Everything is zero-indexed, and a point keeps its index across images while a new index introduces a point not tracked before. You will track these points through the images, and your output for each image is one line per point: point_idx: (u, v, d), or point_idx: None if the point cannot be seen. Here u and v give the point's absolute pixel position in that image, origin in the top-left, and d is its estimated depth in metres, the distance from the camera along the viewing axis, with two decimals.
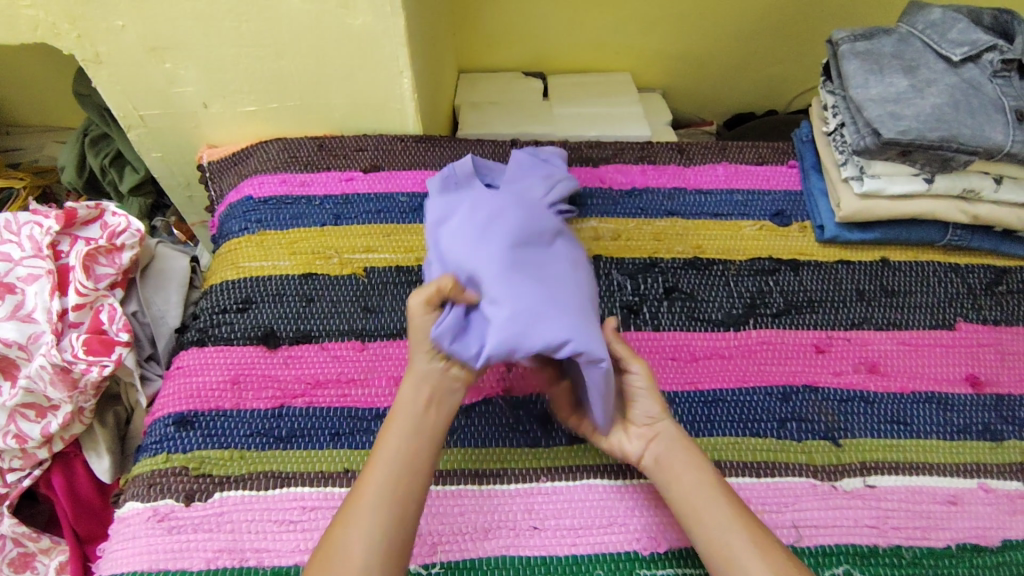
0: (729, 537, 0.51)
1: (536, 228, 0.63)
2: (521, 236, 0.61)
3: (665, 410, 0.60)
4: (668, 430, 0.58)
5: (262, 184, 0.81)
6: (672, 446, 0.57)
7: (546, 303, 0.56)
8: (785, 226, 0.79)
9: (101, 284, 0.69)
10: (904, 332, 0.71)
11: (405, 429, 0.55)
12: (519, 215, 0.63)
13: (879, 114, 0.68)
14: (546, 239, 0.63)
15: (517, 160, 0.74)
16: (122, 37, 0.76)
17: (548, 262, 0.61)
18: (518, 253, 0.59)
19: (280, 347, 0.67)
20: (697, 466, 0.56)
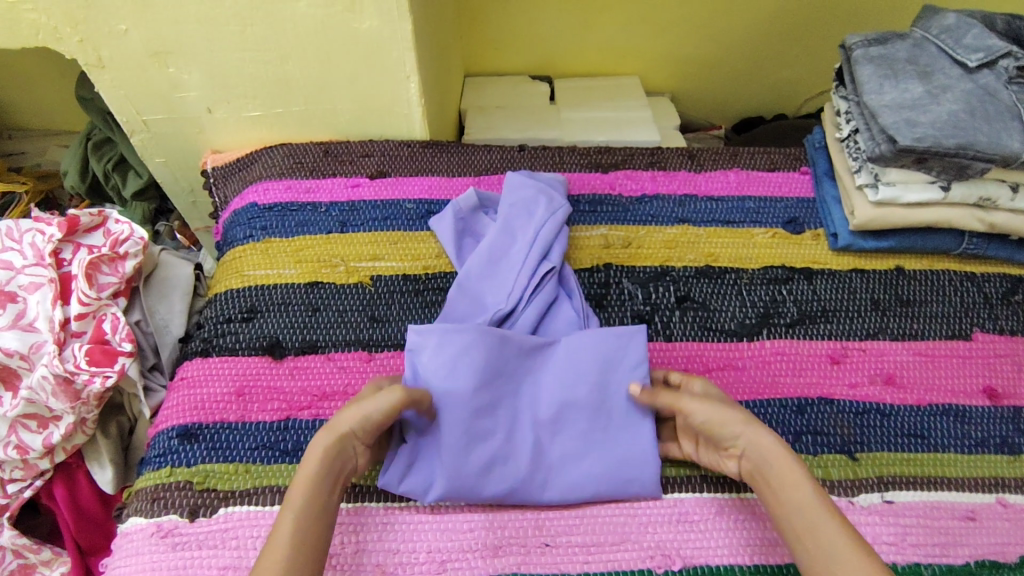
0: (836, 564, 0.46)
1: (506, 358, 0.62)
2: (488, 373, 0.61)
3: (754, 420, 0.55)
4: (759, 441, 0.53)
5: (267, 190, 0.79)
6: (771, 457, 0.52)
7: (506, 452, 0.58)
8: (798, 233, 0.77)
9: (103, 294, 0.67)
10: (920, 343, 0.70)
11: (309, 506, 0.49)
12: (488, 351, 0.61)
13: (894, 121, 0.66)
14: (517, 365, 0.62)
15: (500, 224, 0.73)
16: (126, 41, 0.75)
17: (516, 396, 0.62)
18: (483, 399, 0.60)
19: (286, 357, 0.66)
20: (798, 482, 0.51)
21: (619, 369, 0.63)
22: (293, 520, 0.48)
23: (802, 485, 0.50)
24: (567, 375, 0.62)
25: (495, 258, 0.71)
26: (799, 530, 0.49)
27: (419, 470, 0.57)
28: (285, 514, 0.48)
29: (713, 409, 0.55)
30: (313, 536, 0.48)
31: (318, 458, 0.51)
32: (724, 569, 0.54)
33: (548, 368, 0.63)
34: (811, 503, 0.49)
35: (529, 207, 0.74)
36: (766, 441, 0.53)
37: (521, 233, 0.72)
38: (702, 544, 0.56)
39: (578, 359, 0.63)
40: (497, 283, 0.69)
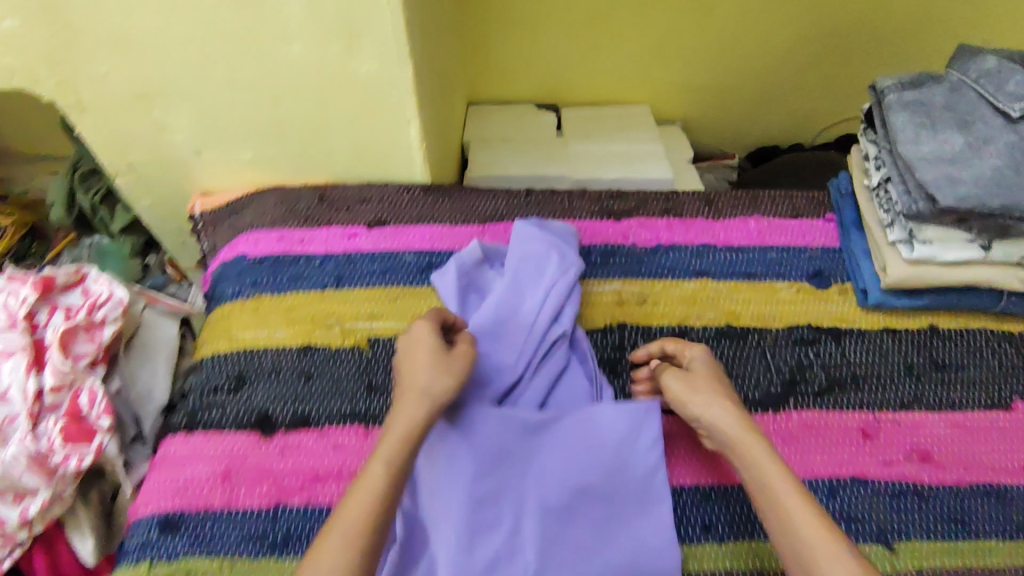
0: (798, 533, 0.47)
1: (511, 440, 0.57)
2: (490, 459, 0.56)
3: (723, 398, 0.56)
4: (723, 419, 0.55)
5: (258, 241, 0.74)
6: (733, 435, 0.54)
7: (510, 548, 0.53)
8: (824, 287, 0.73)
9: (80, 364, 0.63)
10: (958, 414, 0.65)
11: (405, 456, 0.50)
12: (492, 433, 0.57)
13: (933, 176, 0.61)
14: (524, 448, 0.57)
15: (508, 279, 0.68)
16: (107, 84, 0.69)
17: (522, 483, 0.56)
18: (486, 488, 0.55)
19: (276, 434, 0.61)
20: (758, 457, 0.52)
21: (632, 452, 0.58)
22: (384, 468, 0.49)
23: (766, 462, 0.51)
24: (578, 457, 0.57)
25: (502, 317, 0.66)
26: (761, 502, 0.50)
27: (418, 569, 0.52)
28: (376, 463, 0.49)
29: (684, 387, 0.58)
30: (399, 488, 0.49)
31: (416, 417, 0.52)
32: None
33: (557, 447, 0.58)
34: (773, 479, 0.50)
35: (540, 260, 0.69)
36: (731, 419, 0.54)
37: (529, 290, 0.67)
38: None
39: (590, 439, 0.58)
40: (503, 344, 0.64)
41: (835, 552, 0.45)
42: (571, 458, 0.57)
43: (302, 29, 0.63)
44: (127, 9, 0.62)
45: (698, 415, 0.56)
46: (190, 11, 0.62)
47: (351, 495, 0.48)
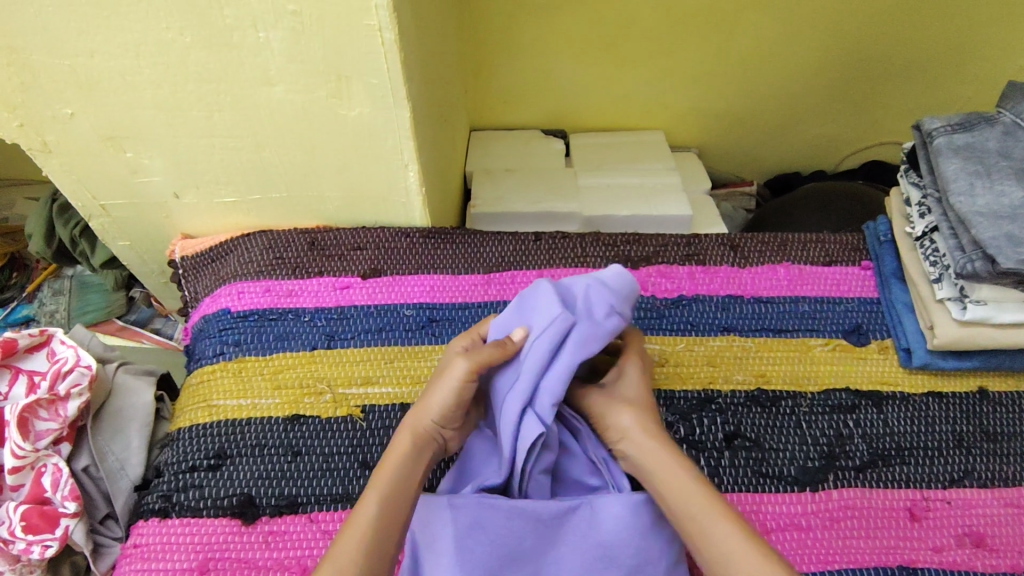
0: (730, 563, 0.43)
1: (523, 535, 0.50)
2: (499, 556, 0.49)
3: (640, 419, 0.51)
4: (640, 440, 0.50)
5: (242, 293, 0.68)
6: (650, 459, 0.49)
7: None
8: (862, 345, 0.66)
9: (42, 443, 0.57)
10: (1013, 492, 0.59)
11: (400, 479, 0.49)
12: (500, 527, 0.50)
13: (993, 235, 0.55)
14: (538, 543, 0.50)
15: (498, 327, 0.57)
16: (74, 126, 0.63)
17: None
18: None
19: (259, 521, 0.55)
20: (679, 480, 0.48)
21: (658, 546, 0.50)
22: (379, 491, 0.48)
23: (689, 487, 0.47)
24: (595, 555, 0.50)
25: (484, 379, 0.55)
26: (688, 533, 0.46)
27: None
28: (371, 492, 0.48)
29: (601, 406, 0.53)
30: (399, 512, 0.47)
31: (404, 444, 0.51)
32: None
33: (573, 544, 0.51)
34: (700, 502, 0.46)
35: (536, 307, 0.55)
36: (651, 440, 0.50)
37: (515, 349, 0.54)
38: None
39: (609, 533, 0.50)
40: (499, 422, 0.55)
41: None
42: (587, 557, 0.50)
43: (284, 71, 0.57)
44: (89, 49, 0.56)
45: (621, 434, 0.52)
46: (159, 53, 0.56)
47: (350, 521, 0.46)
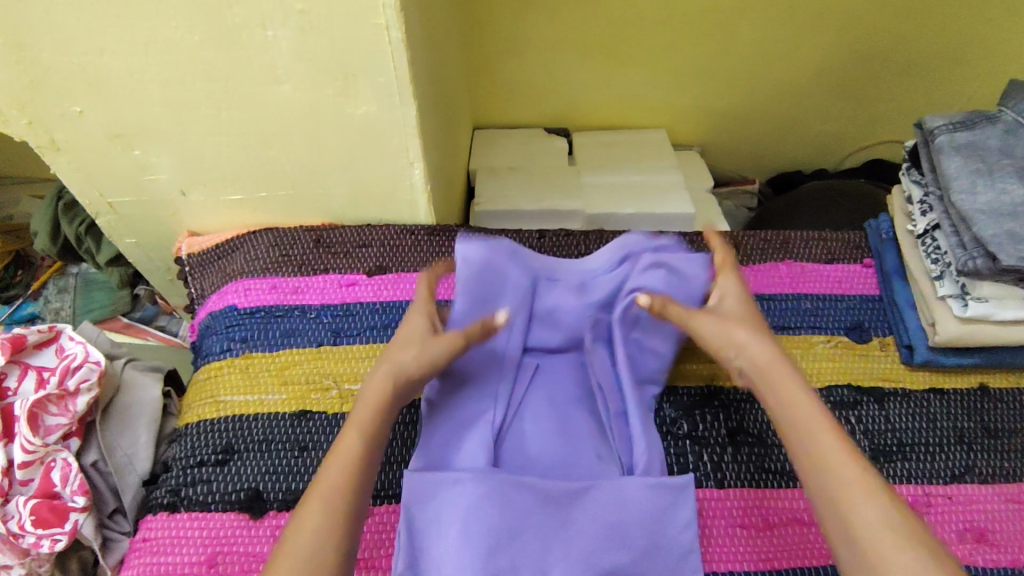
0: (833, 486, 0.43)
1: (532, 511, 0.51)
2: (507, 531, 0.50)
3: (754, 334, 0.53)
4: (755, 353, 0.52)
5: (248, 290, 0.69)
6: (763, 368, 0.51)
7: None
8: (864, 342, 0.67)
9: (51, 438, 0.57)
10: (1013, 487, 0.60)
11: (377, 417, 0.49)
12: (512, 500, 0.51)
13: (993, 232, 0.56)
14: (545, 519, 0.51)
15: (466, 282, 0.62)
16: (82, 123, 0.64)
17: (544, 562, 0.50)
18: (502, 565, 0.49)
19: (267, 515, 0.56)
20: (795, 398, 0.48)
21: (660, 528, 0.53)
22: (359, 433, 0.48)
23: (804, 409, 0.47)
24: (602, 529, 0.52)
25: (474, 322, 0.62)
26: (789, 439, 0.47)
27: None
28: (350, 430, 0.48)
29: (715, 322, 0.55)
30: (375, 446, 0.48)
31: (385, 383, 0.51)
32: None
33: (585, 519, 0.52)
34: (811, 422, 0.46)
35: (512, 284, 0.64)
36: (764, 354, 0.52)
37: (505, 301, 0.64)
38: None
39: (619, 514, 0.53)
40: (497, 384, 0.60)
41: (869, 495, 0.42)
42: (593, 533, 0.52)
43: (293, 69, 0.58)
44: (98, 48, 0.56)
45: (738, 347, 0.53)
46: (168, 51, 0.56)
47: (329, 465, 0.46)
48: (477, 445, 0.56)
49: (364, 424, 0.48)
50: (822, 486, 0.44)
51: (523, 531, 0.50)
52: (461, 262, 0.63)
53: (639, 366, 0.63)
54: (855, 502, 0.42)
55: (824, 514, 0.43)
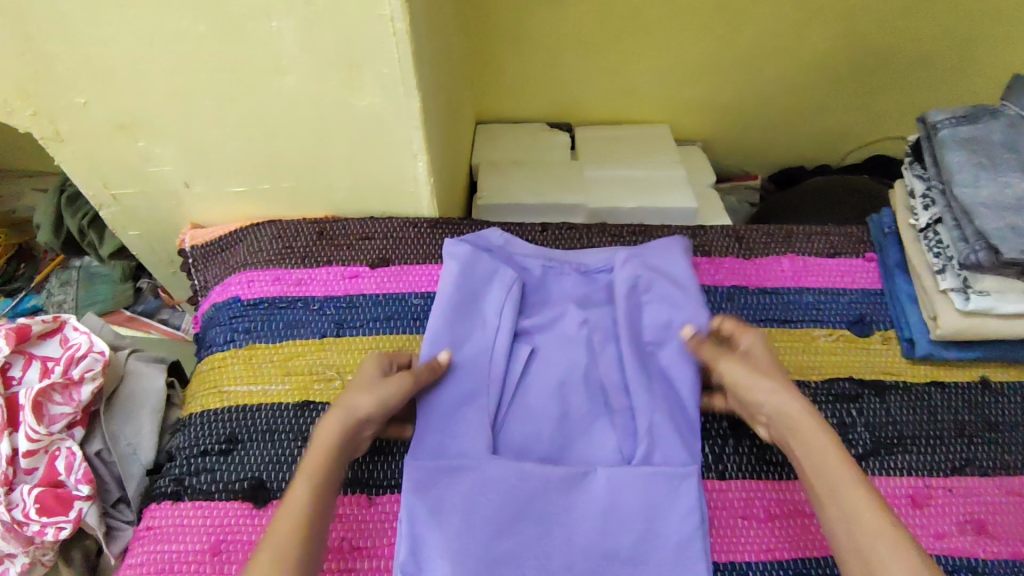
0: (858, 529, 0.45)
1: (530, 497, 0.54)
2: (509, 515, 0.53)
3: (781, 384, 0.53)
4: (786, 403, 0.52)
5: (252, 282, 0.69)
6: (796, 420, 0.51)
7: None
8: (866, 335, 0.67)
9: (56, 427, 0.57)
10: (1014, 480, 0.60)
11: (331, 471, 0.50)
12: (512, 485, 0.55)
13: (995, 225, 0.56)
14: (544, 506, 0.54)
15: (454, 276, 0.66)
16: (86, 114, 0.64)
17: (544, 549, 0.53)
18: (503, 553, 0.52)
19: (270, 504, 0.56)
20: (820, 443, 0.49)
21: (663, 515, 0.55)
22: (309, 481, 0.49)
23: (829, 454, 0.49)
24: (600, 515, 0.54)
25: (462, 312, 0.65)
26: (822, 497, 0.48)
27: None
28: (300, 479, 0.49)
29: (746, 373, 0.54)
30: (323, 501, 0.49)
31: (336, 432, 0.51)
32: None
33: (585, 505, 0.55)
34: (834, 467, 0.48)
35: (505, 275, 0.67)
36: (791, 402, 0.52)
37: (494, 289, 0.67)
38: None
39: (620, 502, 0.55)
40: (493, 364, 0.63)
41: (896, 546, 0.43)
42: (593, 518, 0.54)
43: (297, 61, 0.58)
44: (102, 39, 0.56)
45: (762, 402, 0.53)
46: (172, 42, 0.57)
47: (281, 514, 0.47)
48: (478, 430, 0.58)
49: (316, 474, 0.49)
50: (851, 535, 0.45)
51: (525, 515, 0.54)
52: (447, 257, 0.67)
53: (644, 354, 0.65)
54: (885, 557, 0.43)
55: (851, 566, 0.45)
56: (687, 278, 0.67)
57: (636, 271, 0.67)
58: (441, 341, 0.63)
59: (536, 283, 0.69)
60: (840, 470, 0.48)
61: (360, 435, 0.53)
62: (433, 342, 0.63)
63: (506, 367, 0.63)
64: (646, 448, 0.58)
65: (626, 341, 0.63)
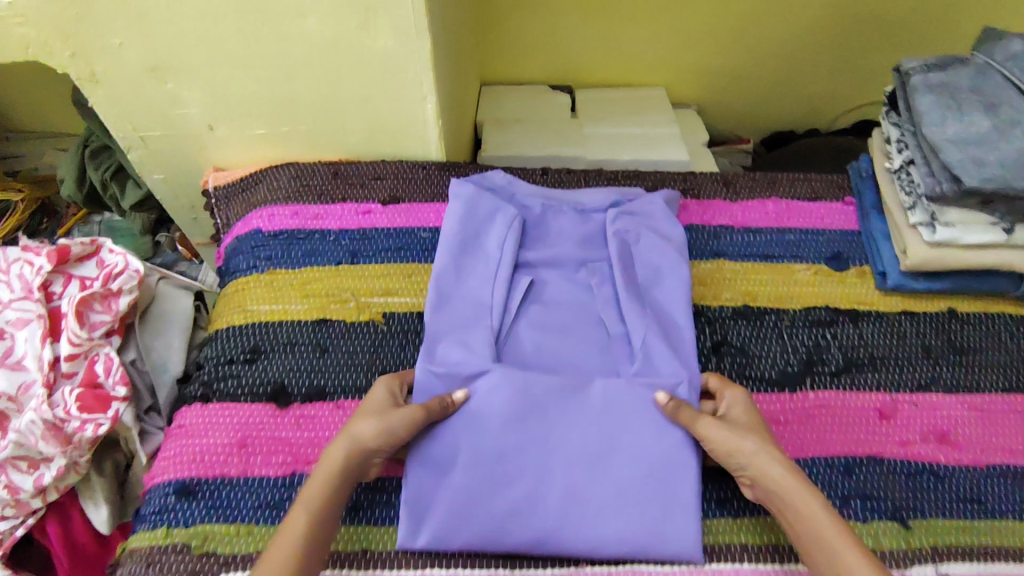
0: None
1: (535, 402, 0.60)
2: (514, 418, 0.59)
3: (763, 445, 0.54)
4: (769, 470, 0.52)
5: (272, 216, 0.74)
6: (779, 488, 0.52)
7: (530, 501, 0.56)
8: (842, 270, 0.72)
9: (96, 333, 0.63)
10: (976, 397, 0.65)
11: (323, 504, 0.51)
12: (514, 395, 0.59)
13: (959, 158, 0.61)
14: (546, 410, 0.59)
15: (459, 215, 0.71)
16: (120, 56, 0.69)
17: (545, 444, 0.58)
18: (506, 449, 0.58)
19: (291, 406, 0.62)
20: (813, 511, 0.50)
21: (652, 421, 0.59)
22: (307, 516, 0.50)
23: (821, 522, 0.49)
24: (593, 420, 0.59)
25: (466, 247, 0.69)
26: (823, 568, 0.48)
27: (434, 519, 0.56)
28: (298, 509, 0.50)
29: (727, 434, 0.55)
30: (318, 538, 0.50)
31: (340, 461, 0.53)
32: None
33: (582, 408, 0.60)
34: (829, 533, 0.48)
35: (503, 212, 0.72)
36: (772, 466, 0.52)
37: (495, 224, 0.71)
38: None
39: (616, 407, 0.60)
40: (498, 288, 0.67)
41: None
42: (589, 421, 0.59)
43: (319, 2, 0.63)
44: None
45: (744, 464, 0.54)
46: None
47: (276, 542, 0.49)
48: (485, 344, 0.63)
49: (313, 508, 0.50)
50: None
51: (529, 416, 0.59)
52: (452, 198, 0.72)
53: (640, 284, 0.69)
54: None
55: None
56: (676, 230, 0.72)
57: (629, 220, 0.72)
58: (447, 272, 0.68)
59: (536, 219, 0.74)
60: (833, 537, 0.48)
61: (371, 461, 0.54)
62: (440, 272, 0.67)
63: (508, 293, 0.67)
64: (638, 361, 0.63)
65: (621, 273, 0.68)
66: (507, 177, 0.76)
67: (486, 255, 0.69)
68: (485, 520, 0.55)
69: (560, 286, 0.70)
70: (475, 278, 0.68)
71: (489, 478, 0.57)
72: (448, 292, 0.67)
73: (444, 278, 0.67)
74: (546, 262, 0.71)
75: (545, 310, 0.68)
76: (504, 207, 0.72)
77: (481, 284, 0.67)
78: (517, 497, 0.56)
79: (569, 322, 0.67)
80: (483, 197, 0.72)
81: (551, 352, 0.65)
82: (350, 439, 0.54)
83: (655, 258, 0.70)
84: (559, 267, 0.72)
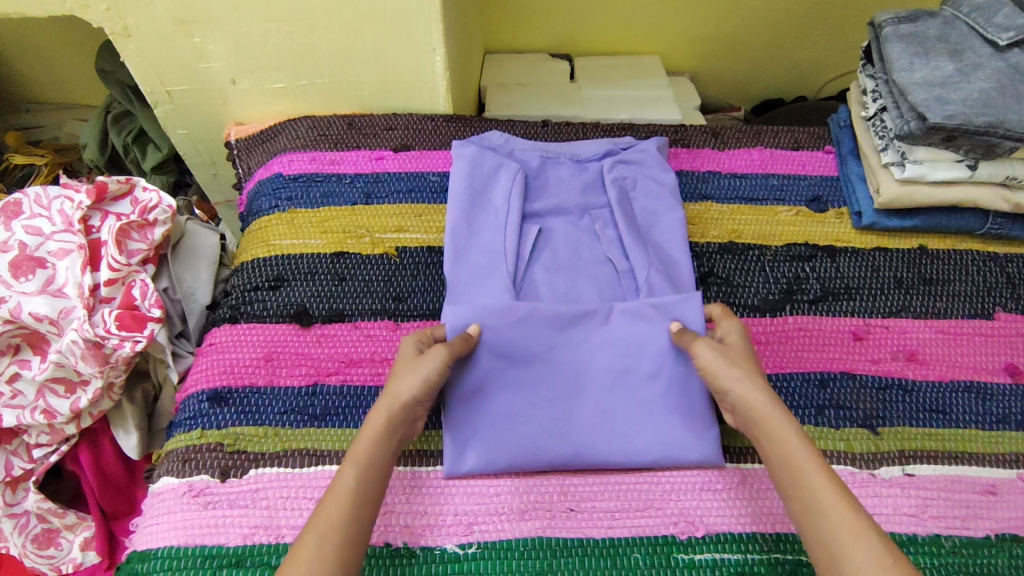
0: (827, 522, 0.45)
1: (557, 332, 0.65)
2: (539, 349, 0.64)
3: (747, 374, 0.54)
4: (748, 395, 0.53)
5: (291, 161, 0.79)
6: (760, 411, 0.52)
7: (563, 422, 0.61)
8: (821, 211, 0.78)
9: (133, 260, 0.71)
10: (943, 321, 0.71)
11: (378, 457, 0.51)
12: (537, 327, 0.64)
13: (925, 98, 0.66)
14: (569, 341, 0.65)
15: (465, 172, 0.74)
16: (151, 10, 0.73)
17: (571, 371, 0.64)
18: (536, 374, 0.63)
19: (313, 326, 0.67)
20: (789, 437, 0.49)
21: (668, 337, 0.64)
22: (358, 469, 0.50)
23: (795, 445, 0.49)
24: (613, 346, 0.65)
25: (475, 203, 0.73)
26: (790, 492, 0.48)
27: (478, 444, 0.60)
28: (348, 463, 0.51)
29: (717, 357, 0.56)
30: (374, 490, 0.50)
31: (384, 417, 0.53)
32: (747, 537, 0.57)
33: (600, 339, 0.65)
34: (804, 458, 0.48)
35: (506, 168, 0.75)
36: (755, 391, 0.53)
37: (500, 179, 0.74)
38: (728, 513, 0.58)
39: (631, 337, 0.65)
40: (510, 237, 0.71)
41: (862, 540, 0.43)
42: (608, 349, 0.65)
43: None
44: None
45: (728, 385, 0.54)
46: None
47: (328, 494, 0.49)
48: (502, 289, 0.67)
49: (363, 461, 0.51)
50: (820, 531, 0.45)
51: (553, 344, 0.64)
52: (455, 158, 0.76)
53: (639, 228, 0.74)
54: (847, 542, 0.43)
55: (819, 555, 0.45)
56: (667, 174, 0.77)
57: (624, 170, 0.77)
58: (460, 227, 0.71)
59: (535, 171, 0.77)
60: (803, 461, 0.48)
61: (414, 414, 0.55)
62: (454, 228, 0.71)
63: (519, 242, 0.71)
64: (646, 294, 0.68)
65: (622, 218, 0.72)
66: (502, 133, 0.80)
67: (495, 208, 0.73)
68: (524, 443, 0.60)
69: (567, 232, 0.74)
70: (487, 230, 0.71)
71: (525, 401, 0.62)
72: (464, 245, 0.70)
73: (458, 233, 0.71)
74: (552, 212, 0.75)
75: (555, 254, 0.72)
76: (506, 163, 0.75)
77: (494, 235, 0.71)
78: (552, 419, 0.61)
79: (578, 264, 0.72)
80: (485, 152, 0.75)
81: (564, 291, 0.70)
82: (390, 397, 0.54)
83: (651, 203, 0.75)
84: (564, 214, 0.75)
